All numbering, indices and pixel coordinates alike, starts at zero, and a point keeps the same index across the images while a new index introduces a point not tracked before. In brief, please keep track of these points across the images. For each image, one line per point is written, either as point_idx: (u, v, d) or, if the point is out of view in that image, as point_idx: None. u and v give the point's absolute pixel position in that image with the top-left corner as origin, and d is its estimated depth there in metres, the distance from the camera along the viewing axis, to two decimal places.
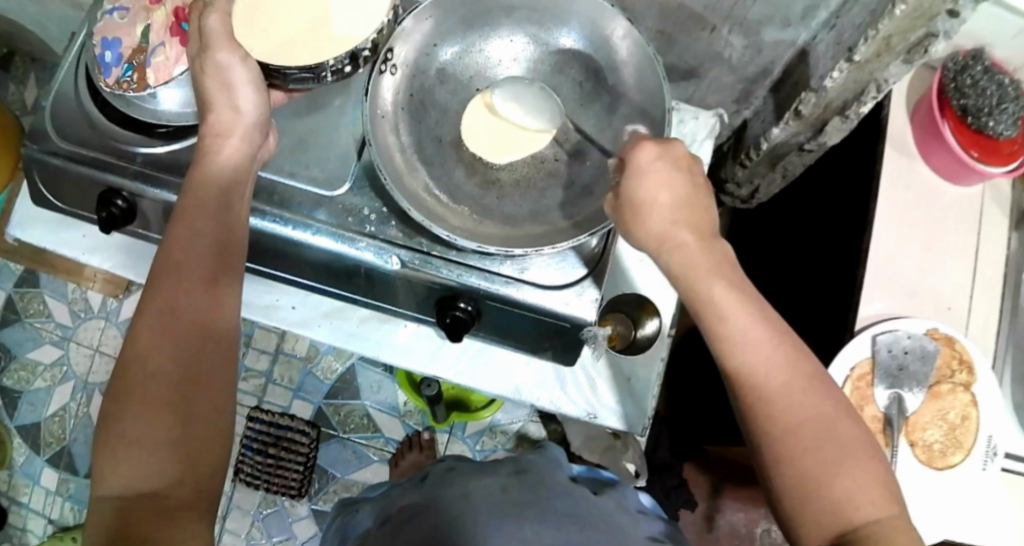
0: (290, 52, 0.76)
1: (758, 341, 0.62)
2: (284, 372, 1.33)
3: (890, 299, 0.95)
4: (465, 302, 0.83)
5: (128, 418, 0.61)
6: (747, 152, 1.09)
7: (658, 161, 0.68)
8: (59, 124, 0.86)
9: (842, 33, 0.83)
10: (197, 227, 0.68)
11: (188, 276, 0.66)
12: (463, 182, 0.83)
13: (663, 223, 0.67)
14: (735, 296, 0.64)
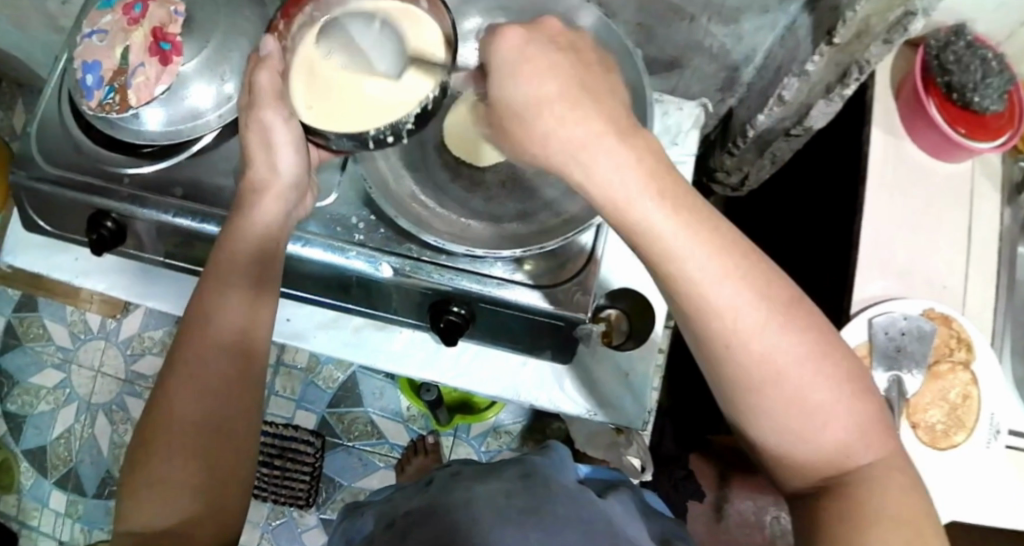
0: (338, 119, 0.69)
1: (705, 255, 0.53)
2: (285, 384, 1.33)
3: (884, 279, 0.95)
4: (458, 306, 0.84)
5: (154, 463, 0.63)
6: (734, 140, 1.08)
7: (532, 53, 0.53)
8: (45, 150, 0.87)
9: (821, 17, 0.83)
10: (227, 282, 0.67)
11: (218, 332, 0.66)
12: (449, 185, 0.83)
13: (569, 124, 0.52)
14: (690, 219, 0.53)
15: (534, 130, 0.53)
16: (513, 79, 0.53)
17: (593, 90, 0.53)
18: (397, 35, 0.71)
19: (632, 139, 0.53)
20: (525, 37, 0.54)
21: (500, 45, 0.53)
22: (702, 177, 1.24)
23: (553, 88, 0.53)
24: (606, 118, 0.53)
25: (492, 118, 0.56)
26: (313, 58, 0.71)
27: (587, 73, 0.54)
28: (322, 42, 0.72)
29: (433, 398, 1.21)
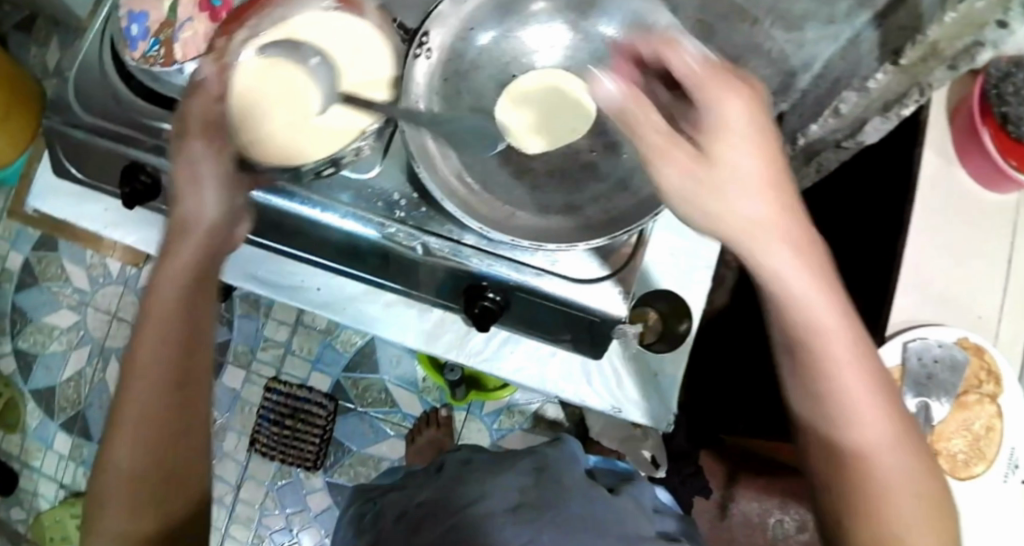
0: (276, 147, 0.74)
1: (843, 341, 0.58)
2: (303, 343, 1.30)
3: (920, 302, 0.94)
4: (493, 292, 0.83)
5: (107, 516, 0.63)
6: (782, 145, 1.06)
7: (736, 117, 0.55)
8: (83, 98, 0.86)
9: (889, 33, 0.81)
10: (163, 327, 0.63)
11: (158, 380, 0.63)
12: (496, 169, 0.81)
13: (753, 199, 0.55)
14: (839, 312, 0.58)
15: (733, 181, 0.55)
16: (715, 136, 0.55)
17: (783, 174, 0.57)
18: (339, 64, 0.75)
19: (807, 228, 0.57)
20: (737, 96, 0.55)
21: (715, 103, 0.55)
22: None
23: (747, 147, 0.55)
24: (788, 200, 0.57)
25: (688, 154, 0.55)
26: (257, 78, 0.73)
27: (777, 152, 0.56)
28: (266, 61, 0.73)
29: (455, 378, 1.20)
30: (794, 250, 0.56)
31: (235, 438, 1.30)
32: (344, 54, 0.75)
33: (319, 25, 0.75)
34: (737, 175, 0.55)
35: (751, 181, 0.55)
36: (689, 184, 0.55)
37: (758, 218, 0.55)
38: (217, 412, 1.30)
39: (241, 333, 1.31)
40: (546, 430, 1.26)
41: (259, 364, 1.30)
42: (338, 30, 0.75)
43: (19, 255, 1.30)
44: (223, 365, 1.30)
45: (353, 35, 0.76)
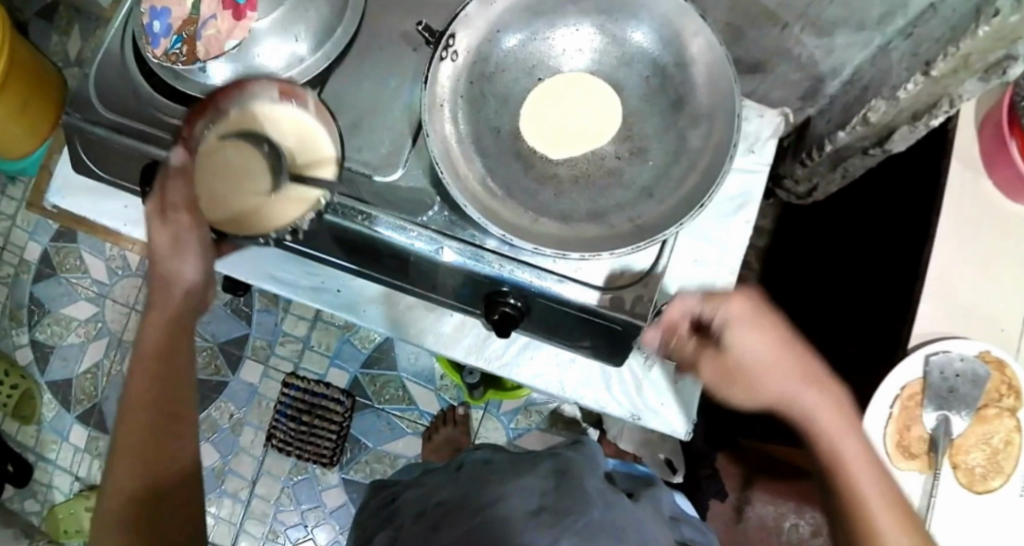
0: (237, 220, 0.78)
1: (874, 489, 0.64)
2: (321, 339, 1.31)
3: (944, 313, 0.92)
4: (514, 299, 0.82)
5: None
6: (809, 150, 1.04)
7: (747, 314, 0.69)
8: (103, 94, 0.86)
9: (921, 43, 0.80)
10: (160, 362, 0.73)
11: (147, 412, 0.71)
12: (520, 175, 0.81)
13: (767, 376, 0.68)
14: (868, 463, 0.65)
15: (754, 372, 0.69)
16: (728, 328, 0.70)
17: (797, 353, 0.70)
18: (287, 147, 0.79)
19: (829, 397, 0.68)
20: (745, 298, 0.70)
21: (728, 305, 0.70)
22: (770, 183, 1.18)
23: (757, 335, 0.69)
24: (804, 374, 0.69)
25: (717, 366, 0.71)
26: (215, 162, 0.78)
27: (788, 338, 0.70)
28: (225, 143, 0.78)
29: (473, 381, 1.21)
30: (816, 390, 0.68)
31: (253, 432, 1.30)
32: (294, 139, 0.80)
33: (285, 116, 0.80)
34: (755, 365, 0.69)
35: (766, 362, 0.69)
36: (725, 387, 0.71)
37: (780, 387, 0.68)
38: (233, 407, 1.30)
39: (261, 328, 1.32)
40: (561, 430, 1.26)
41: (277, 360, 1.31)
42: (298, 119, 0.80)
43: (38, 246, 1.30)
44: (242, 360, 1.31)
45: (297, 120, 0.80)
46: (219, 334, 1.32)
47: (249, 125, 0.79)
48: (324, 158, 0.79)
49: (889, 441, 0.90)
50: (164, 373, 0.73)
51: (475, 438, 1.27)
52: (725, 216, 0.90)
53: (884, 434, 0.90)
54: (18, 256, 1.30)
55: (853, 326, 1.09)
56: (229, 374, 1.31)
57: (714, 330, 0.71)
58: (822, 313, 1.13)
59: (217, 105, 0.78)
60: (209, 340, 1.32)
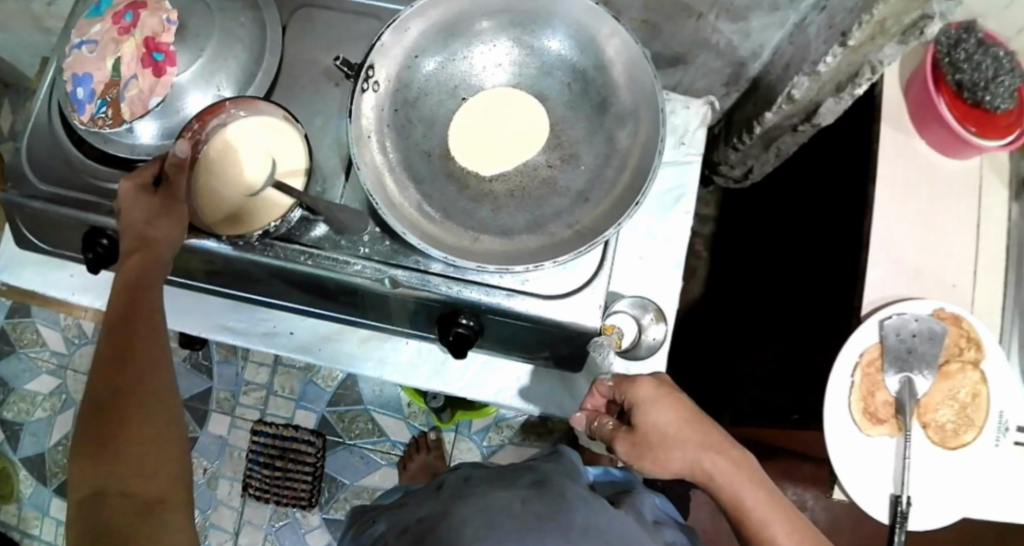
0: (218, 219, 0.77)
1: (780, 534, 0.70)
2: (284, 383, 1.30)
3: (896, 275, 0.93)
4: (466, 318, 0.82)
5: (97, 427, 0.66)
6: (740, 135, 1.06)
7: (655, 392, 0.74)
8: (35, 165, 0.86)
9: (835, 15, 0.81)
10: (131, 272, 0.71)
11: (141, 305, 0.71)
12: (455, 196, 0.81)
13: (677, 450, 0.72)
14: (774, 508, 0.71)
15: (662, 445, 0.73)
16: (641, 412, 0.74)
17: (701, 419, 0.74)
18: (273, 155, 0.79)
19: (733, 455, 0.73)
20: (651, 380, 0.74)
21: (637, 389, 0.74)
22: (707, 170, 1.21)
23: (664, 410, 0.73)
24: (709, 438, 0.73)
25: (629, 442, 0.75)
26: (210, 162, 0.78)
27: (691, 408, 0.74)
28: (222, 146, 0.78)
29: (439, 405, 1.20)
30: (718, 453, 0.72)
31: (228, 484, 1.28)
32: (280, 148, 0.79)
33: (278, 130, 0.80)
34: (661, 440, 0.73)
35: (673, 437, 0.73)
36: (637, 461, 0.74)
37: (686, 458, 0.72)
38: (206, 462, 1.28)
39: (222, 380, 1.30)
40: (534, 441, 1.26)
41: (244, 410, 1.30)
42: (293, 137, 0.80)
43: None
44: (207, 414, 1.29)
45: (283, 134, 0.80)
46: (182, 391, 1.30)
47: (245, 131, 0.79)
48: (297, 172, 0.79)
49: (855, 410, 0.90)
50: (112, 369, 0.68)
51: (451, 461, 1.26)
52: (664, 209, 0.92)
53: (848, 404, 0.90)
54: None
55: (793, 302, 1.08)
56: (198, 429, 1.29)
57: (628, 408, 0.76)
58: (777, 291, 1.14)
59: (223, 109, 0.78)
60: None
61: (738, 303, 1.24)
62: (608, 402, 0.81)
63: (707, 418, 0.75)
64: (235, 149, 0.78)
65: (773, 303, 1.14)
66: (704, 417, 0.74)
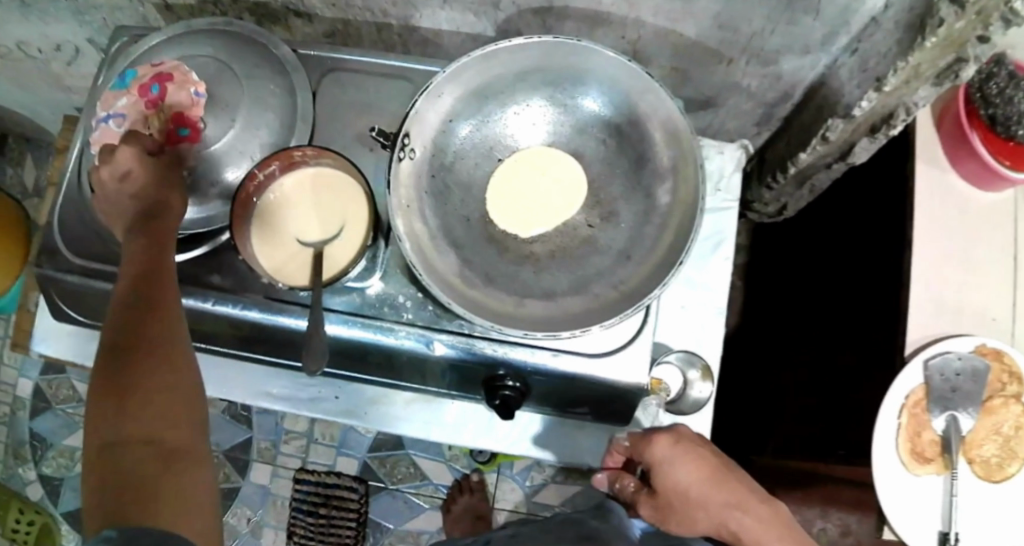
0: (269, 242, 0.79)
1: None
2: (325, 430, 1.30)
3: (939, 314, 0.92)
4: (512, 380, 0.83)
5: (113, 364, 0.60)
6: (773, 173, 1.05)
7: (671, 450, 0.76)
8: (70, 240, 0.86)
9: (867, 57, 0.81)
10: (151, 229, 0.69)
11: (155, 255, 0.67)
12: (497, 260, 0.81)
13: (698, 511, 0.75)
14: None
15: (684, 507, 0.75)
16: (660, 472, 0.76)
17: (725, 474, 0.75)
18: (342, 220, 0.80)
19: (759, 509, 0.74)
20: (666, 437, 0.76)
21: (654, 447, 0.76)
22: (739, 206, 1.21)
23: (685, 470, 0.75)
24: (735, 496, 0.74)
25: (651, 505, 0.78)
26: (300, 187, 0.81)
27: (713, 465, 0.75)
28: (314, 180, 0.81)
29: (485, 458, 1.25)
30: (742, 511, 0.74)
31: (273, 533, 1.29)
32: (351, 219, 0.80)
33: (362, 202, 0.80)
34: (683, 502, 0.75)
35: (695, 498, 0.74)
36: (662, 523, 0.77)
37: (711, 518, 0.74)
38: (250, 511, 1.29)
39: (261, 429, 1.31)
40: (574, 478, 1.26)
41: (284, 458, 1.30)
42: (364, 213, 0.79)
43: (30, 382, 1.29)
44: (248, 464, 1.30)
45: (358, 206, 0.80)
46: (221, 442, 1.31)
47: (339, 187, 0.81)
48: (352, 245, 0.79)
49: (902, 451, 0.91)
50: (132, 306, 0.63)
51: (494, 503, 1.27)
52: (703, 256, 0.91)
53: (896, 447, 0.91)
54: (11, 395, 1.29)
55: (833, 339, 1.07)
56: (240, 479, 1.30)
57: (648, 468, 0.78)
58: (813, 323, 1.13)
59: (336, 158, 0.80)
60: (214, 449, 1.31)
61: (772, 332, 1.24)
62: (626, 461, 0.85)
63: (733, 472, 0.76)
64: (320, 196, 0.80)
65: (811, 334, 1.13)
66: (728, 474, 0.76)
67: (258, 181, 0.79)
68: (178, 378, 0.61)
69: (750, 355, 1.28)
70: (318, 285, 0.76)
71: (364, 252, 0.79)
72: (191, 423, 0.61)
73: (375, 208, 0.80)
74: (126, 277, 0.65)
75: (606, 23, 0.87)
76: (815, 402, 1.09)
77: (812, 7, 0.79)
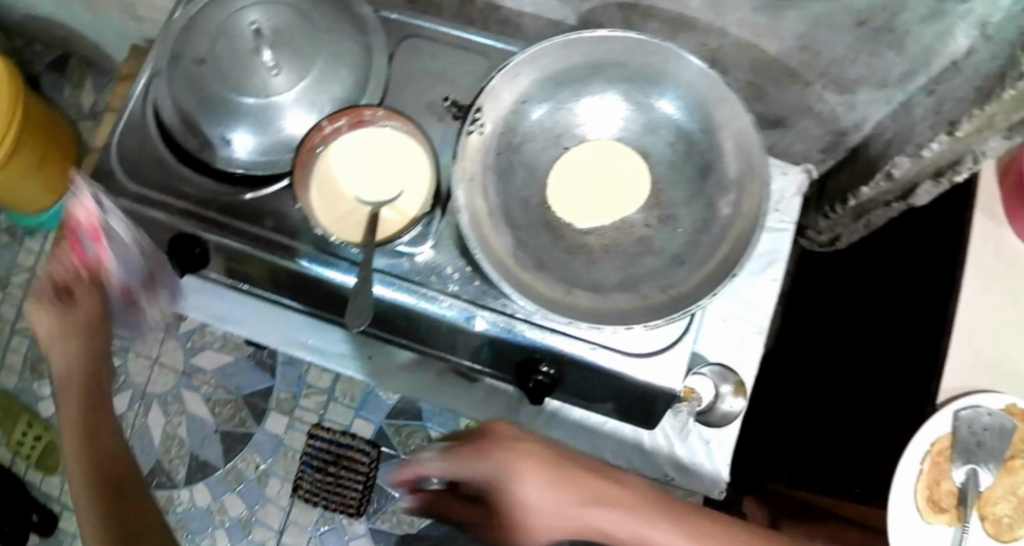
0: (325, 193, 0.79)
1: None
2: (347, 390, 1.30)
3: (975, 367, 0.91)
4: (547, 366, 0.83)
5: (81, 501, 0.79)
6: (832, 204, 1.07)
7: (423, 458, 0.69)
8: (125, 159, 0.85)
9: (943, 101, 0.81)
10: (70, 351, 0.80)
11: (81, 379, 0.81)
12: (550, 246, 0.81)
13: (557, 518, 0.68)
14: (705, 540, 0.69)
15: (520, 523, 0.68)
16: (492, 478, 0.68)
17: (557, 460, 0.69)
18: (401, 184, 0.79)
19: (587, 487, 0.69)
20: (425, 459, 0.69)
21: (416, 465, 0.69)
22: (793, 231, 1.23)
23: (489, 469, 0.68)
24: (586, 486, 0.69)
25: (493, 526, 0.71)
26: (362, 143, 0.80)
27: (527, 455, 0.68)
28: (378, 139, 0.80)
29: None
30: (602, 503, 0.69)
31: (278, 484, 1.28)
32: (410, 185, 0.79)
33: (424, 171, 0.80)
34: (518, 518, 0.68)
35: (529, 504, 0.67)
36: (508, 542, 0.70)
37: (560, 524, 0.69)
38: (260, 458, 1.28)
39: (284, 380, 1.31)
40: None
41: (301, 412, 1.30)
42: (426, 181, 0.79)
43: None
44: (266, 412, 1.30)
45: (418, 174, 0.79)
46: (242, 387, 1.32)
47: (402, 150, 0.80)
48: (409, 211, 0.79)
49: (918, 497, 0.89)
50: (86, 441, 0.80)
51: None
52: (754, 273, 0.94)
53: (913, 491, 0.89)
54: None
55: (868, 382, 1.08)
56: (256, 425, 1.30)
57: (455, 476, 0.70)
58: (853, 358, 1.13)
59: (406, 122, 0.79)
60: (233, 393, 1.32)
61: (807, 364, 1.24)
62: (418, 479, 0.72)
63: (526, 447, 0.69)
64: (382, 156, 0.80)
65: (845, 373, 1.14)
66: (518, 464, 0.68)
67: (324, 132, 0.78)
68: (130, 476, 0.81)
69: (781, 382, 1.28)
70: (371, 244, 0.76)
71: (419, 220, 0.78)
72: (148, 510, 0.80)
73: (436, 178, 0.80)
74: (74, 411, 0.81)
75: (689, 29, 0.87)
76: (841, 440, 1.10)
77: (897, 42, 0.79)
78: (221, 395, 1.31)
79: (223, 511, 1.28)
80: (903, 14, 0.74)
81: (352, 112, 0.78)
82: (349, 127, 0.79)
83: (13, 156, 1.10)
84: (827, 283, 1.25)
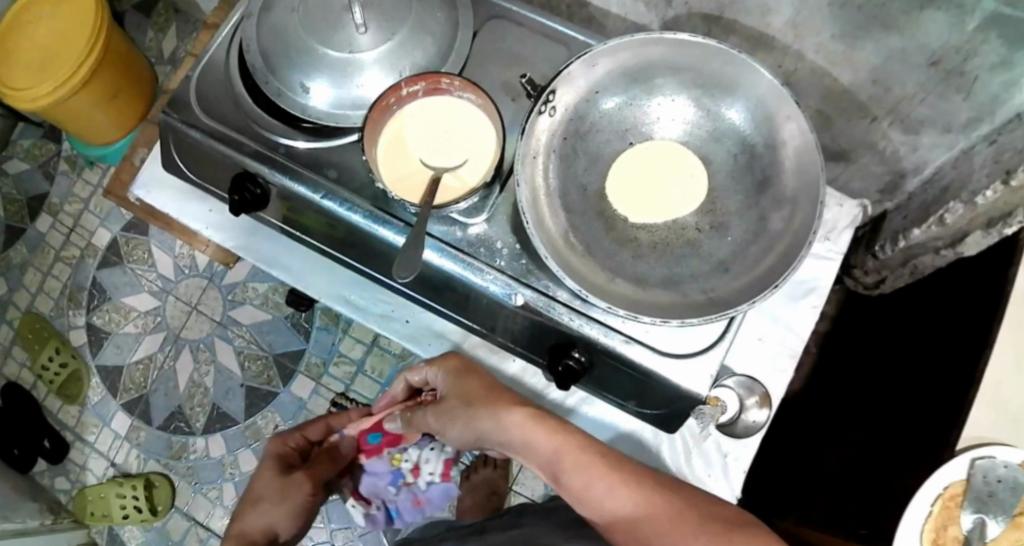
0: (390, 150, 0.81)
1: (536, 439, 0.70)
2: (376, 365, 1.33)
3: (996, 422, 0.89)
4: (579, 352, 0.86)
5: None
6: (882, 244, 1.07)
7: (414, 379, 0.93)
8: (203, 97, 0.88)
9: (1003, 149, 0.81)
10: (254, 485, 0.96)
11: (268, 472, 0.97)
12: (600, 236, 0.83)
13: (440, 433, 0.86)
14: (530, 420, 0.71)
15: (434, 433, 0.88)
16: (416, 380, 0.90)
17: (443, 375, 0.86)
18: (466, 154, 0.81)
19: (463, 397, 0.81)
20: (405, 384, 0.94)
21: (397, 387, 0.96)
22: (840, 270, 1.24)
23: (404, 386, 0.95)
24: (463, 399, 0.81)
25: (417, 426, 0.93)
26: (437, 110, 0.82)
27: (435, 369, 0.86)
28: (452, 108, 0.82)
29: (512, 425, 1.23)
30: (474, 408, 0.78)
31: None
32: (473, 158, 0.81)
33: (489, 144, 0.81)
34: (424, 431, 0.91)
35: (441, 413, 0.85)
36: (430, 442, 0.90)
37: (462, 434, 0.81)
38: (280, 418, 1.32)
39: (317, 345, 1.35)
40: None
41: (329, 380, 1.33)
42: (490, 155, 0.81)
43: (108, 234, 1.40)
44: (294, 374, 1.34)
45: (483, 148, 0.81)
46: (276, 345, 1.35)
47: (474, 124, 0.82)
48: (467, 181, 0.81)
49: (923, 538, 0.87)
50: (251, 504, 0.94)
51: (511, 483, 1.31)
52: (793, 298, 0.99)
53: (918, 532, 0.87)
54: (86, 240, 1.40)
55: (894, 424, 1.08)
56: (281, 385, 1.34)
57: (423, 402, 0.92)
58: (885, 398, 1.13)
59: (481, 96, 0.81)
60: (265, 350, 1.35)
61: (833, 404, 1.25)
62: (410, 390, 0.96)
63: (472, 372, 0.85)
64: (452, 124, 0.82)
65: (876, 417, 1.13)
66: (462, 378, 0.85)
67: (400, 92, 0.80)
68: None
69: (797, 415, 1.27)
70: (428, 205, 0.78)
71: (477, 190, 0.80)
72: None
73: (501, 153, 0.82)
74: (256, 480, 0.97)
75: (768, 48, 0.89)
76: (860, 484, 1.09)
77: (966, 87, 0.80)
78: (252, 350, 1.35)
79: (235, 465, 1.32)
80: (976, 59, 0.75)
81: (430, 75, 0.80)
82: (425, 91, 0.81)
83: (89, 83, 1.15)
84: (861, 327, 1.26)
